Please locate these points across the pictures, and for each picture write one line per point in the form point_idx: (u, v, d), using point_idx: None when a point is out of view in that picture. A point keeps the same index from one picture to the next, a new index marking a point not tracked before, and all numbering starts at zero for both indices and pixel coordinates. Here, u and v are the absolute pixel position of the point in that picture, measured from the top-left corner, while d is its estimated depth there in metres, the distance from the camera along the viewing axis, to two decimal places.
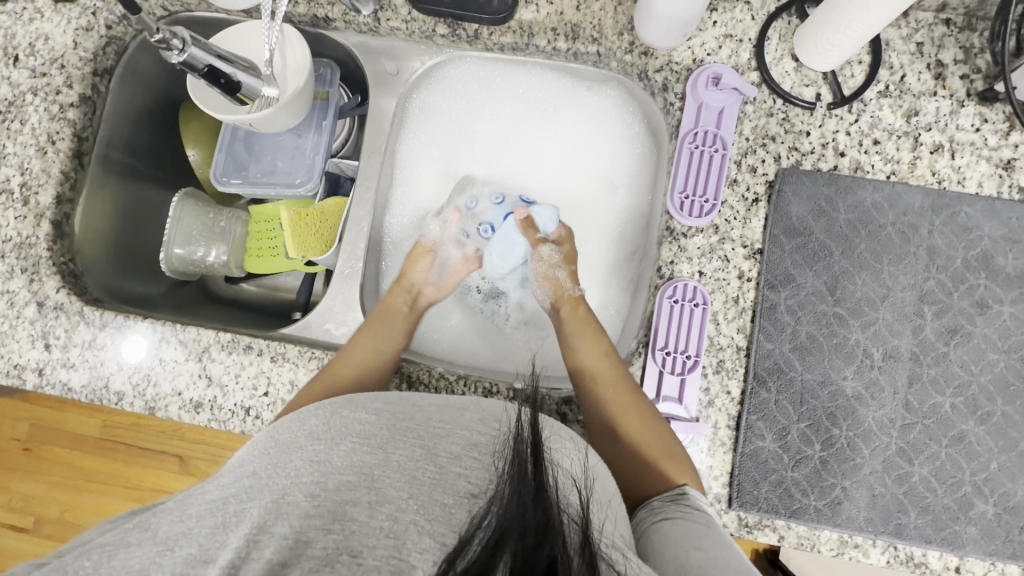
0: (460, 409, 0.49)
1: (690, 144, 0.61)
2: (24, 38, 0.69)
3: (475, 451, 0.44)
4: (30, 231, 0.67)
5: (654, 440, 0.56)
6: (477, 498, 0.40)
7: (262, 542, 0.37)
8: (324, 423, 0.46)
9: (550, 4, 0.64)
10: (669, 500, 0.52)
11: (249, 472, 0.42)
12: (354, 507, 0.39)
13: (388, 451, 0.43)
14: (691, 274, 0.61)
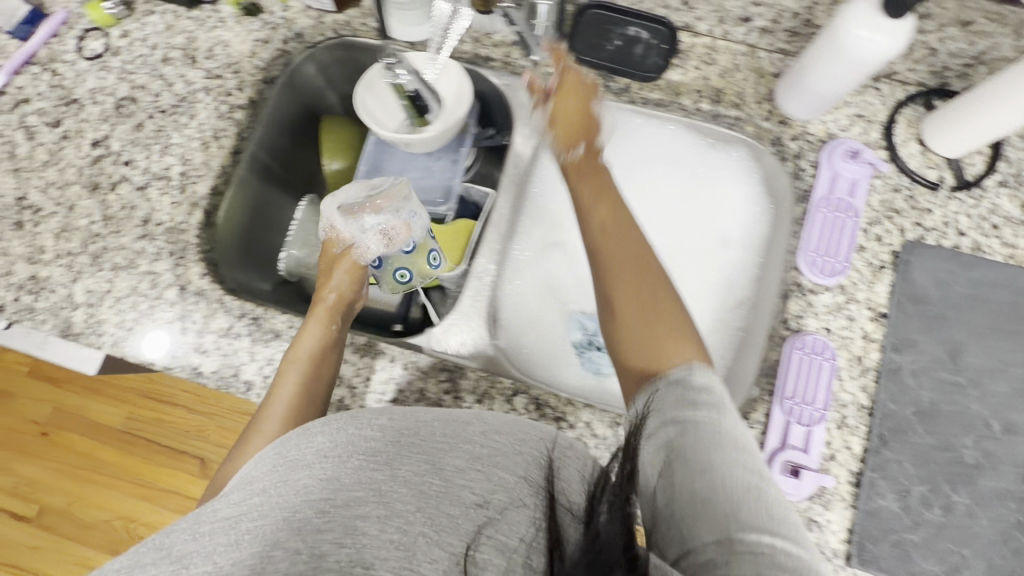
0: (460, 422, 0.47)
1: (825, 209, 0.66)
2: (205, 43, 0.75)
3: (519, 467, 0.44)
4: (182, 217, 0.70)
5: (639, 326, 0.53)
6: (484, 506, 0.41)
7: (277, 556, 0.38)
8: (330, 440, 0.45)
9: (698, 71, 0.71)
10: (675, 381, 0.46)
11: (257, 489, 0.43)
12: (364, 521, 0.40)
13: (395, 466, 0.43)
14: (818, 329, 0.64)
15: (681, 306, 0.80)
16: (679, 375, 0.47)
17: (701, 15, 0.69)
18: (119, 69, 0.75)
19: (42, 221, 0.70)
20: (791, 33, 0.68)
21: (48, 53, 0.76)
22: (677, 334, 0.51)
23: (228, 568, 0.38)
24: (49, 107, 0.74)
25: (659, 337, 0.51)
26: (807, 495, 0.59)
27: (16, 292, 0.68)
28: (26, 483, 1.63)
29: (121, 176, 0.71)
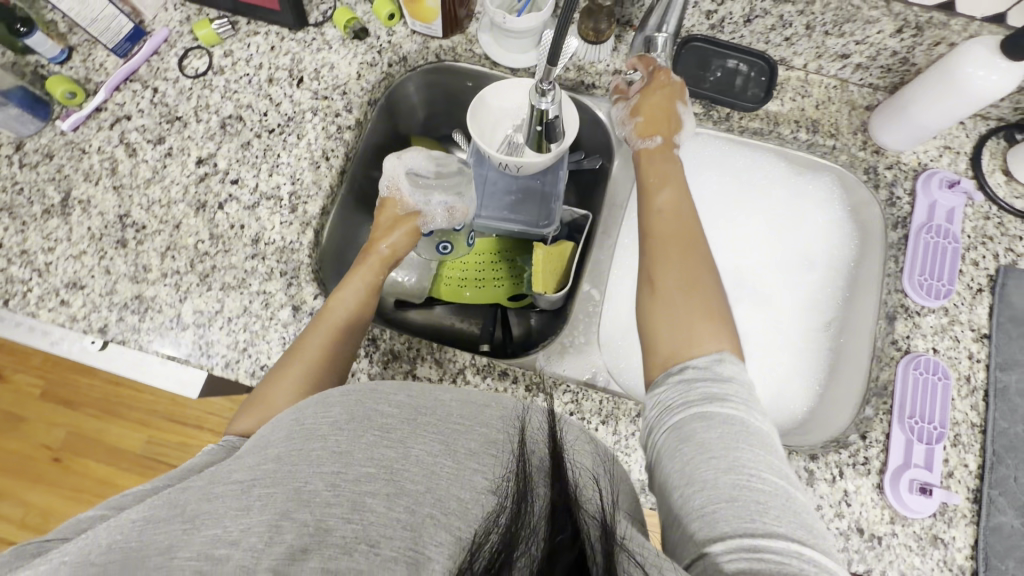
0: (482, 405, 0.44)
1: (925, 235, 0.70)
2: (310, 64, 0.76)
3: (500, 449, 0.41)
4: (294, 236, 0.69)
5: (695, 313, 0.51)
6: (491, 492, 0.38)
7: (284, 527, 0.35)
8: (347, 412, 0.41)
9: (794, 102, 0.75)
10: (704, 365, 0.47)
11: (272, 456, 0.39)
12: (372, 498, 0.37)
13: (406, 445, 0.40)
14: (926, 349, 0.67)
15: (769, 328, 0.80)
16: (710, 361, 0.47)
17: (799, 51, 0.73)
18: (223, 88, 0.75)
19: (146, 238, 0.69)
20: (885, 69, 0.72)
21: (149, 70, 0.75)
22: (719, 326, 0.51)
23: (236, 537, 0.34)
24: (151, 124, 0.73)
25: (701, 321, 0.51)
26: (931, 512, 0.61)
27: (121, 311, 0.66)
28: (39, 511, 1.37)
29: (228, 195, 0.71)
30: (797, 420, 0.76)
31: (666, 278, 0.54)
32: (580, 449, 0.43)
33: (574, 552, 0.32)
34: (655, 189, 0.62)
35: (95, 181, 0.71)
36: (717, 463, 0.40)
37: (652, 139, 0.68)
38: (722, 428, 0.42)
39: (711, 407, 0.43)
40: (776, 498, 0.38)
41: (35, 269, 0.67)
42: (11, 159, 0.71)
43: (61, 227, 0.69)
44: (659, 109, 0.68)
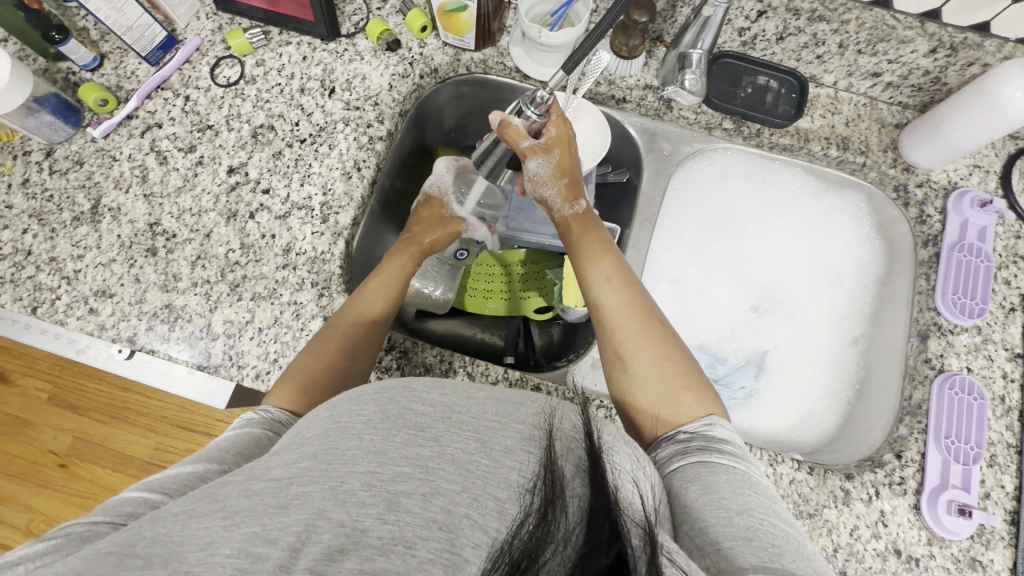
0: (516, 403, 0.41)
1: (958, 254, 0.70)
2: (342, 75, 0.76)
3: (535, 446, 0.38)
4: (325, 247, 0.69)
5: (669, 385, 0.52)
6: (531, 492, 0.35)
7: (321, 528, 0.33)
8: (381, 411, 0.39)
9: (824, 119, 0.75)
10: (694, 432, 0.47)
11: (308, 454, 0.37)
12: (408, 498, 0.34)
13: (442, 444, 0.37)
14: (960, 368, 0.67)
15: (797, 344, 0.80)
16: (698, 428, 0.47)
17: (830, 69, 0.73)
18: (254, 97, 0.75)
19: (177, 247, 0.68)
20: (915, 88, 0.73)
21: (180, 78, 0.75)
22: (697, 391, 0.51)
23: (275, 535, 0.33)
24: (182, 132, 0.73)
25: (680, 391, 0.51)
26: (970, 534, 0.61)
27: (150, 321, 0.66)
28: (41, 519, 1.34)
29: (259, 204, 0.70)
30: (827, 437, 0.75)
31: (634, 351, 0.55)
32: (616, 445, 0.40)
33: (611, 556, 0.32)
34: (598, 252, 0.64)
35: (125, 189, 0.70)
36: (726, 503, 0.39)
37: (577, 203, 0.70)
38: (725, 473, 0.42)
39: (709, 456, 0.44)
40: (787, 540, 0.38)
41: (64, 277, 0.67)
42: (40, 165, 0.71)
43: (91, 234, 0.68)
44: (568, 166, 0.69)
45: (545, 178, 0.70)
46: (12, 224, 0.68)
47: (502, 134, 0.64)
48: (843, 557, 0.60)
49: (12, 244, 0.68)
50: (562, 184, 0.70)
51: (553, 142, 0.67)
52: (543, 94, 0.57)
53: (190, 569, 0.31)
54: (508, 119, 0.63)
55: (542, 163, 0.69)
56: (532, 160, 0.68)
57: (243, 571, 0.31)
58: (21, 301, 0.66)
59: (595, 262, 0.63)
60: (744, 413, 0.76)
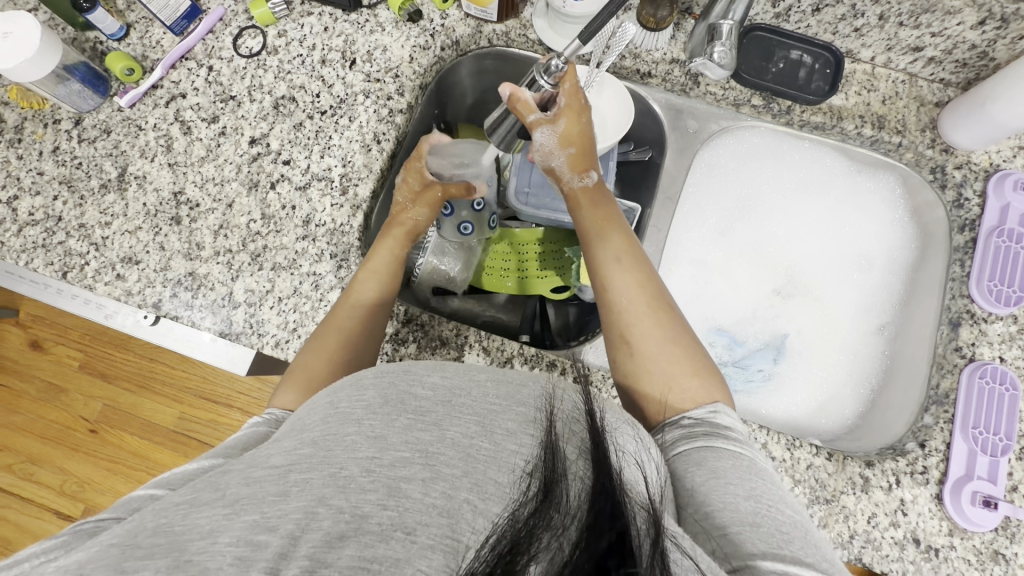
0: (518, 385, 0.42)
1: (996, 239, 0.67)
2: (363, 46, 0.75)
3: (536, 429, 0.38)
4: (344, 219, 0.69)
5: (676, 370, 0.51)
6: (530, 475, 0.35)
7: (320, 514, 0.33)
8: (381, 395, 0.39)
9: (860, 96, 0.72)
10: (698, 418, 0.47)
11: (307, 441, 0.38)
12: (409, 483, 0.34)
13: (442, 427, 0.37)
14: (992, 358, 0.65)
15: (821, 330, 0.78)
16: (703, 415, 0.47)
17: (868, 43, 0.70)
18: (277, 69, 0.75)
19: (200, 216, 0.69)
20: (960, 64, 0.69)
21: (204, 48, 0.75)
22: (704, 379, 0.51)
23: (275, 522, 0.33)
24: (206, 102, 0.73)
25: (687, 378, 0.51)
26: (993, 526, 0.59)
27: (174, 288, 0.67)
28: (73, 480, 1.39)
29: (281, 175, 0.71)
30: (846, 426, 0.74)
31: (640, 334, 0.54)
32: (619, 426, 0.40)
33: (610, 537, 0.32)
34: (607, 233, 0.62)
35: (150, 158, 0.71)
36: (734, 489, 0.39)
37: (588, 176, 0.68)
38: (730, 459, 0.42)
39: (714, 441, 0.44)
40: (794, 526, 0.37)
41: (92, 243, 0.68)
42: (70, 134, 0.72)
43: (118, 202, 0.70)
44: (577, 134, 0.65)
45: (551, 149, 0.66)
46: (43, 190, 0.70)
47: (511, 108, 0.61)
48: (859, 543, 0.59)
49: (44, 210, 0.69)
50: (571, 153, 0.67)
51: (560, 111, 0.64)
52: (559, 63, 0.55)
53: (192, 556, 0.31)
54: (518, 90, 0.60)
55: (548, 133, 0.63)
56: (539, 131, 0.63)
57: (244, 558, 0.31)
58: (53, 265, 0.68)
59: (603, 245, 0.62)
60: (762, 399, 0.75)
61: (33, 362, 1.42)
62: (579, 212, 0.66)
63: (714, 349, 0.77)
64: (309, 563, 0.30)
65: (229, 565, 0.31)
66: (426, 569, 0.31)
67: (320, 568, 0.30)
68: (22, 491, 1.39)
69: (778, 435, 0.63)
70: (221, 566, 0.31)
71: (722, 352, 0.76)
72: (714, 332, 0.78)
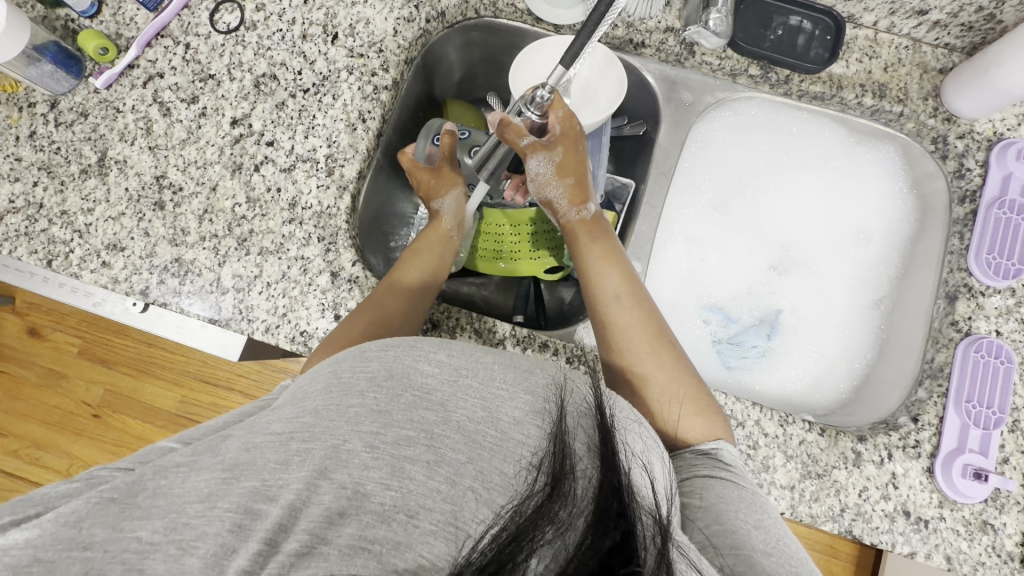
0: (526, 371, 0.40)
1: (997, 210, 0.66)
2: (345, 20, 0.72)
3: (544, 420, 0.37)
4: (331, 201, 0.68)
5: (677, 404, 0.52)
6: (537, 469, 0.34)
7: (322, 487, 0.33)
8: (386, 368, 0.38)
9: (861, 63, 0.70)
10: (701, 453, 0.48)
11: (310, 409, 0.37)
12: (412, 464, 0.34)
13: (449, 408, 0.37)
14: (989, 331, 0.64)
15: (817, 305, 0.77)
16: (707, 449, 0.48)
17: (870, 7, 0.67)
18: (256, 45, 0.72)
19: (183, 201, 0.68)
20: (965, 27, 0.66)
21: (180, 25, 0.72)
22: (706, 415, 0.52)
23: (276, 491, 0.33)
24: (184, 82, 0.71)
25: (691, 415, 0.52)
26: (983, 498, 0.60)
27: (161, 275, 0.66)
28: (81, 464, 1.40)
29: (264, 157, 0.69)
30: (841, 401, 0.74)
31: (642, 371, 0.55)
32: (626, 424, 0.40)
33: (615, 536, 0.31)
34: (606, 267, 0.62)
35: (131, 141, 0.69)
36: (744, 515, 0.41)
37: (585, 207, 0.67)
38: (737, 490, 0.44)
39: (718, 474, 0.46)
40: (798, 563, 0.39)
41: (75, 230, 0.67)
42: (46, 118, 0.70)
43: (99, 187, 0.68)
44: (574, 162, 0.67)
45: (548, 177, 0.67)
46: (22, 176, 0.69)
47: (501, 133, 0.64)
48: (850, 517, 0.60)
49: (24, 197, 0.68)
50: (567, 183, 0.67)
51: (556, 139, 0.66)
52: (542, 94, 0.57)
53: (189, 519, 0.32)
54: (507, 117, 0.63)
55: (543, 161, 0.66)
56: (533, 157, 0.66)
57: (242, 526, 0.32)
58: (37, 254, 0.67)
59: (607, 274, 0.61)
60: (755, 377, 0.75)
61: (32, 350, 1.43)
62: (576, 244, 0.65)
63: (717, 326, 0.76)
64: (308, 539, 0.31)
65: (228, 532, 0.31)
66: (428, 556, 0.31)
67: (319, 545, 0.31)
68: (29, 474, 1.40)
69: (771, 412, 0.63)
70: (219, 532, 0.31)
71: (722, 331, 0.76)
72: (708, 309, 0.77)
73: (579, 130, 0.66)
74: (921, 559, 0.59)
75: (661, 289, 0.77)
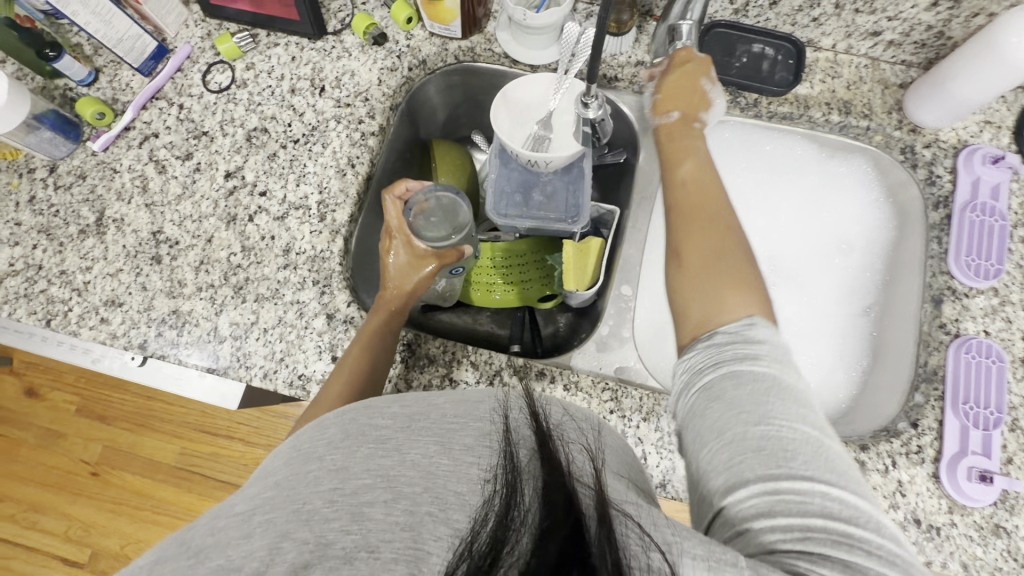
0: (474, 402, 0.42)
1: (970, 214, 0.68)
2: (331, 72, 0.76)
3: (492, 441, 0.38)
4: (325, 245, 0.69)
5: (719, 277, 0.48)
6: (489, 482, 0.35)
7: (285, 548, 0.32)
8: (341, 431, 0.39)
9: (824, 84, 0.73)
10: (732, 333, 0.43)
11: (271, 484, 0.37)
12: (371, 507, 0.34)
13: (402, 452, 0.38)
14: (977, 332, 0.65)
15: (808, 316, 0.79)
16: (739, 327, 0.44)
17: (827, 31, 0.71)
18: (247, 102, 0.75)
19: (180, 254, 0.69)
20: (919, 45, 0.70)
21: (173, 87, 0.76)
22: (745, 291, 0.46)
23: (239, 563, 0.32)
24: (179, 140, 0.74)
25: (728, 288, 0.47)
26: (992, 500, 0.59)
27: (159, 327, 0.67)
28: (81, 525, 1.39)
29: (258, 207, 0.71)
30: (843, 409, 0.75)
31: (692, 252, 0.50)
32: (565, 424, 0.42)
33: (566, 525, 0.32)
34: (678, 157, 0.58)
35: (127, 200, 0.72)
36: (746, 418, 0.38)
37: (670, 114, 0.63)
38: (747, 386, 0.39)
39: (735, 367, 0.41)
40: (828, 470, 0.35)
41: (74, 289, 0.68)
42: (45, 182, 0.72)
43: (97, 246, 0.70)
44: (687, 86, 0.64)
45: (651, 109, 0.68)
46: (22, 240, 0.70)
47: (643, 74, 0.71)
48: None
49: (23, 259, 0.70)
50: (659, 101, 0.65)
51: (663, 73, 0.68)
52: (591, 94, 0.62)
53: None
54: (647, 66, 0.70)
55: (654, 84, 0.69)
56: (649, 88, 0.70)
57: None
58: (36, 314, 0.68)
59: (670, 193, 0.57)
60: None
61: (28, 411, 1.41)
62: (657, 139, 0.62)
63: None
64: None
65: None
66: None
67: None
68: (27, 540, 1.39)
69: None
70: None
71: None
72: None
73: (710, 70, 0.65)
74: (938, 567, 0.58)
75: (659, 310, 0.78)
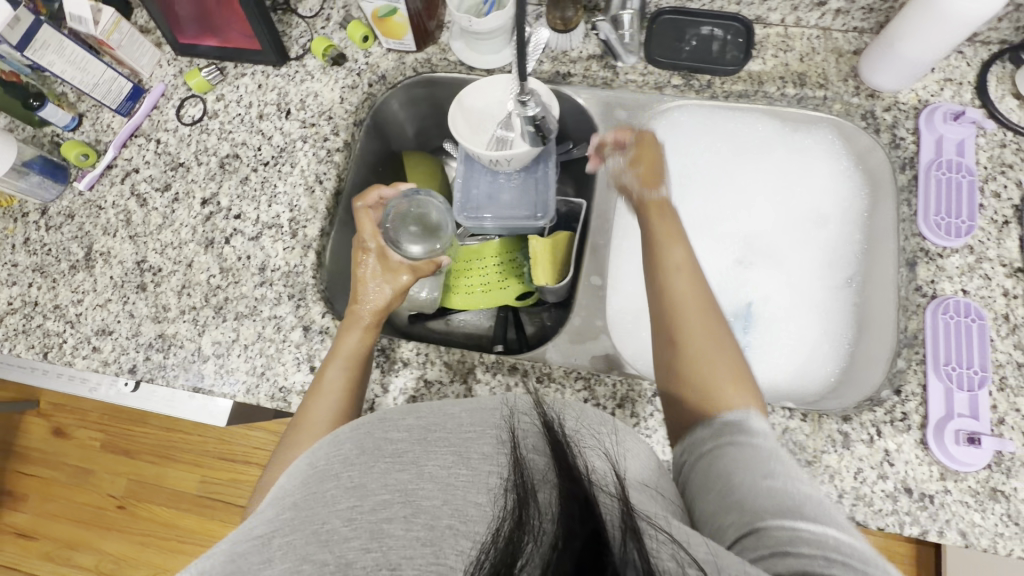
0: (468, 409, 0.41)
1: (935, 172, 0.67)
2: (296, 95, 0.79)
3: (508, 448, 0.38)
4: (297, 259, 0.72)
5: (721, 371, 0.50)
6: (506, 492, 0.35)
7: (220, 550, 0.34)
8: (359, 447, 0.38)
9: (777, 58, 0.73)
10: (728, 419, 0.46)
11: None
12: (390, 524, 0.33)
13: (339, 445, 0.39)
14: (955, 291, 0.63)
15: (788, 293, 0.77)
16: (734, 419, 0.46)
17: (772, 7, 0.72)
18: (219, 131, 0.79)
19: (163, 280, 0.73)
20: (866, 10, 0.70)
21: (150, 124, 0.80)
22: (742, 388, 0.49)
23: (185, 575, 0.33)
24: (158, 173, 0.77)
25: (727, 387, 0.49)
26: (986, 463, 0.57)
27: (147, 351, 0.70)
28: (111, 559, 1.41)
29: (233, 229, 0.74)
30: (832, 383, 0.72)
31: (684, 337, 0.53)
32: (587, 434, 0.42)
33: (581, 536, 0.31)
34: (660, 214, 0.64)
35: (113, 233, 0.75)
36: (749, 470, 0.41)
37: (657, 190, 0.66)
38: (743, 455, 0.42)
39: (736, 440, 0.44)
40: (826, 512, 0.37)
41: (67, 321, 0.72)
42: (38, 224, 0.77)
43: (87, 279, 0.74)
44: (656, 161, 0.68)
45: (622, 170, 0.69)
46: (19, 279, 0.74)
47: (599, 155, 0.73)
48: (850, 501, 0.58)
49: (20, 297, 0.74)
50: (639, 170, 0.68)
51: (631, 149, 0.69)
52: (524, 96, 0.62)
53: None
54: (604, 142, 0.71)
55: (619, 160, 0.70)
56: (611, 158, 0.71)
57: None
58: (34, 348, 0.71)
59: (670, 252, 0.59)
60: None
61: (58, 448, 1.48)
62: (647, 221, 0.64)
63: None
64: None
65: None
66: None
67: None
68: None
69: None
70: None
71: None
72: None
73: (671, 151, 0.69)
74: (934, 537, 0.56)
75: (635, 297, 0.77)
